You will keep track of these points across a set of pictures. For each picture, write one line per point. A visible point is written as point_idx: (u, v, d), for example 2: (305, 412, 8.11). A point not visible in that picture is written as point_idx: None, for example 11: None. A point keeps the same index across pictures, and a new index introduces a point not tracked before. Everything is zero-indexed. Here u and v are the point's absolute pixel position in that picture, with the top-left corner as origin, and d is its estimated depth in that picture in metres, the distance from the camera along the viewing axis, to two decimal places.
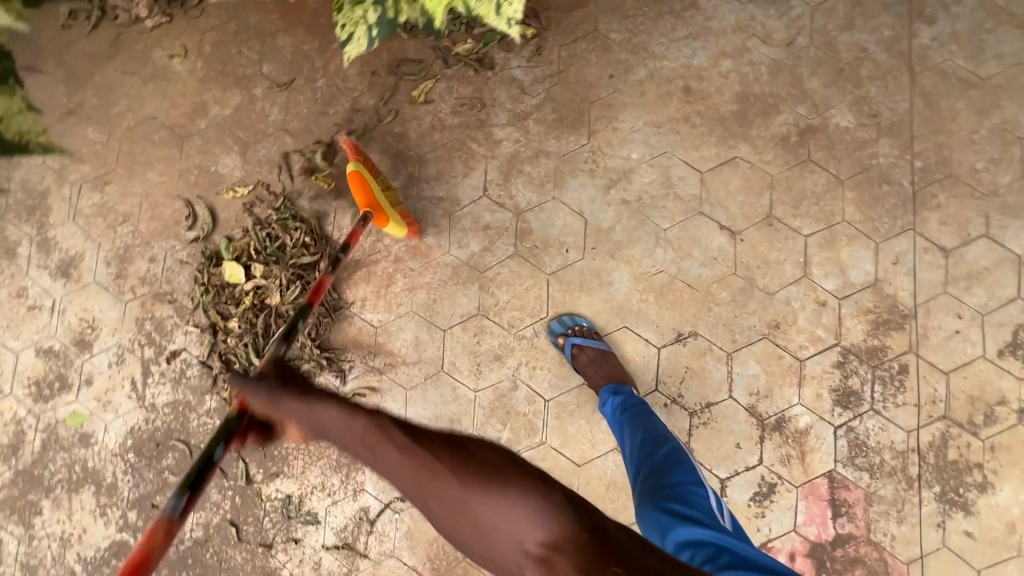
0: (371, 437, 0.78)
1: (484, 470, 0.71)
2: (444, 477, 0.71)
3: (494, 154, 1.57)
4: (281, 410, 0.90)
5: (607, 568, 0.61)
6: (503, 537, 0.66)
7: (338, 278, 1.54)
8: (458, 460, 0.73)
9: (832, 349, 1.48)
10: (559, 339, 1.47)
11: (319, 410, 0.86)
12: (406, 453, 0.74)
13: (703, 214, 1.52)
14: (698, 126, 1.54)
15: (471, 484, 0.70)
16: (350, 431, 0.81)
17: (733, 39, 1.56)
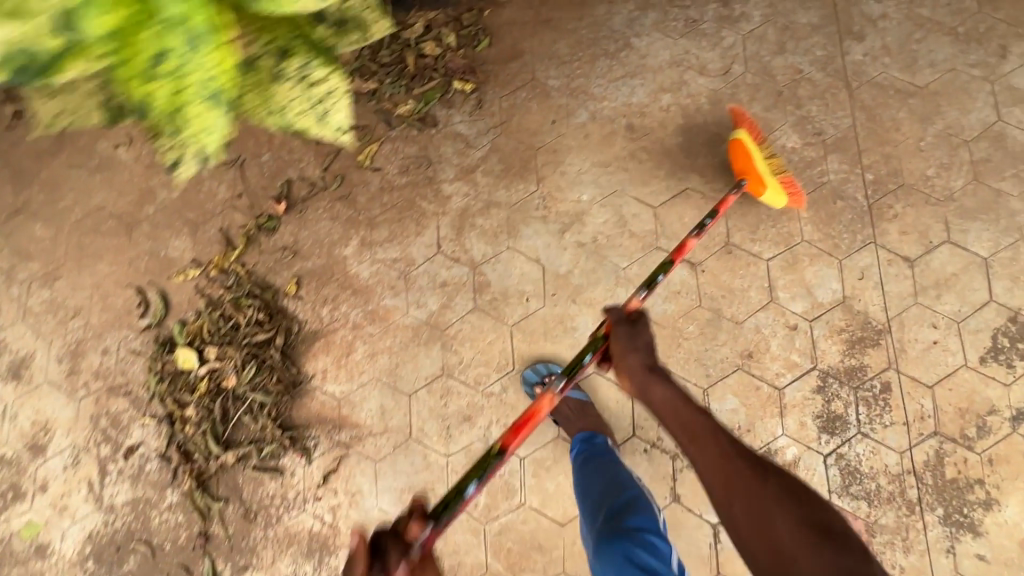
0: (695, 430, 0.86)
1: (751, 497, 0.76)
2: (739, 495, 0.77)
3: (445, 210, 1.55)
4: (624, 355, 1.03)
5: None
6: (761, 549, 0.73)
7: (296, 352, 1.49)
8: (737, 480, 0.78)
9: (810, 373, 1.43)
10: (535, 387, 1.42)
11: (659, 386, 0.95)
12: (729, 459, 0.80)
13: (661, 249, 1.49)
14: (645, 162, 1.53)
15: (782, 518, 0.72)
16: (676, 415, 0.90)
17: (670, 74, 1.57)
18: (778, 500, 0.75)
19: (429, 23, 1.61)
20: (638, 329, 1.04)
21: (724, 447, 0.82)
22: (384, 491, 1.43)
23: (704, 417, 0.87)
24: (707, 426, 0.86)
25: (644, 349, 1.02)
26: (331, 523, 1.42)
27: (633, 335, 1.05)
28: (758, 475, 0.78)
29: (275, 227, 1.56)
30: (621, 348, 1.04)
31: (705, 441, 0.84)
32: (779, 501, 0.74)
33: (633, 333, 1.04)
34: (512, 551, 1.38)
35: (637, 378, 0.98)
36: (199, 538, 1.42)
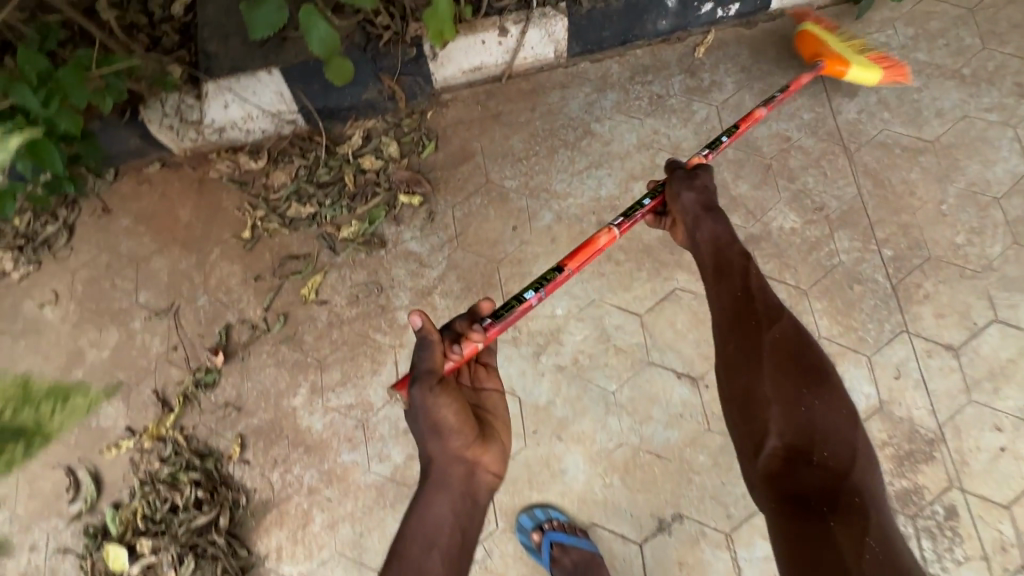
0: (738, 271, 0.95)
1: (790, 361, 0.87)
2: (759, 330, 0.89)
3: (402, 341, 1.36)
4: (676, 199, 1.03)
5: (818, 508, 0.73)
6: (752, 404, 0.85)
7: (245, 529, 1.29)
8: (781, 344, 0.88)
9: None
10: (532, 536, 1.19)
11: (714, 224, 1.00)
12: (745, 301, 0.92)
13: (654, 364, 1.28)
14: (624, 263, 1.34)
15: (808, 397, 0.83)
16: (719, 250, 0.98)
17: (640, 159, 1.39)
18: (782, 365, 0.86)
19: (368, 134, 1.47)
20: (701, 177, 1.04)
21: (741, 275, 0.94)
22: None
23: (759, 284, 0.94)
24: (738, 259, 0.96)
25: (701, 190, 1.03)
26: None
27: (699, 198, 1.02)
28: (786, 347, 0.88)
29: (216, 381, 1.38)
30: (676, 196, 1.04)
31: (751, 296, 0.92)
32: (780, 361, 0.86)
33: (689, 181, 1.04)
34: None
35: (689, 213, 1.01)
36: None
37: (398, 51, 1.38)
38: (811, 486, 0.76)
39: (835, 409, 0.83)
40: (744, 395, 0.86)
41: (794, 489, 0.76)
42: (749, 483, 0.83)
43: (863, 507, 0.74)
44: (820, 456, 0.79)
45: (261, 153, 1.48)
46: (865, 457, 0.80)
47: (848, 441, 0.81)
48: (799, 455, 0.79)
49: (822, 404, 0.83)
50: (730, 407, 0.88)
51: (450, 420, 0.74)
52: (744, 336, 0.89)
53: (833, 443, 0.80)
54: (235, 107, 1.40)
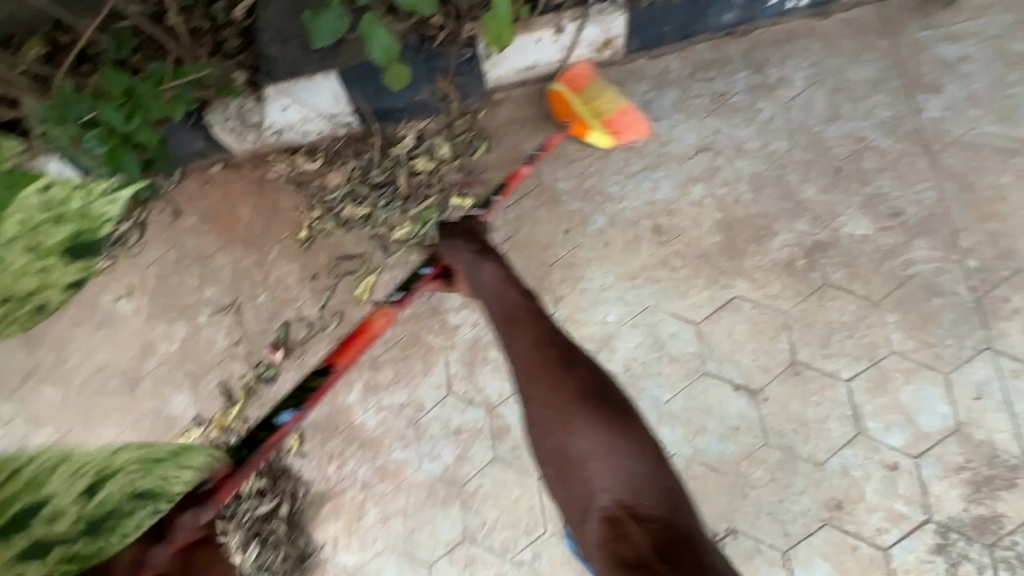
0: (517, 317, 0.99)
1: (592, 400, 0.90)
2: (558, 381, 0.91)
3: (453, 343, 1.37)
4: (451, 252, 1.11)
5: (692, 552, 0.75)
6: (582, 485, 0.85)
7: (304, 519, 1.35)
8: (584, 389, 0.91)
9: (924, 528, 1.12)
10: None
11: (481, 270, 1.06)
12: (549, 360, 0.93)
13: (710, 374, 1.24)
14: (680, 269, 1.30)
15: (614, 458, 0.85)
16: (500, 299, 1.02)
17: (699, 160, 1.34)
18: (608, 428, 0.87)
19: (420, 136, 1.47)
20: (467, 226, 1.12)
21: (537, 334, 0.96)
22: None
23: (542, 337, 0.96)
24: (524, 309, 1.00)
25: (485, 258, 1.07)
26: None
27: (454, 246, 1.10)
28: (582, 390, 0.90)
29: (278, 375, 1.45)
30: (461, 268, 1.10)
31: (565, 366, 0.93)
32: (587, 405, 0.89)
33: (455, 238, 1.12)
34: None
35: (467, 258, 1.09)
36: None
37: (451, 52, 1.36)
38: (644, 546, 0.75)
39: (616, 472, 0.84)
40: (568, 459, 0.87)
41: (629, 554, 0.75)
42: (587, 545, 0.84)
43: (695, 552, 0.76)
44: (643, 510, 0.80)
45: (318, 155, 1.51)
46: (679, 496, 0.85)
47: (664, 492, 0.84)
48: (623, 512, 0.80)
49: (638, 463, 0.85)
50: (553, 471, 0.89)
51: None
52: (545, 392, 0.91)
53: (642, 490, 0.83)
54: (294, 110, 1.43)
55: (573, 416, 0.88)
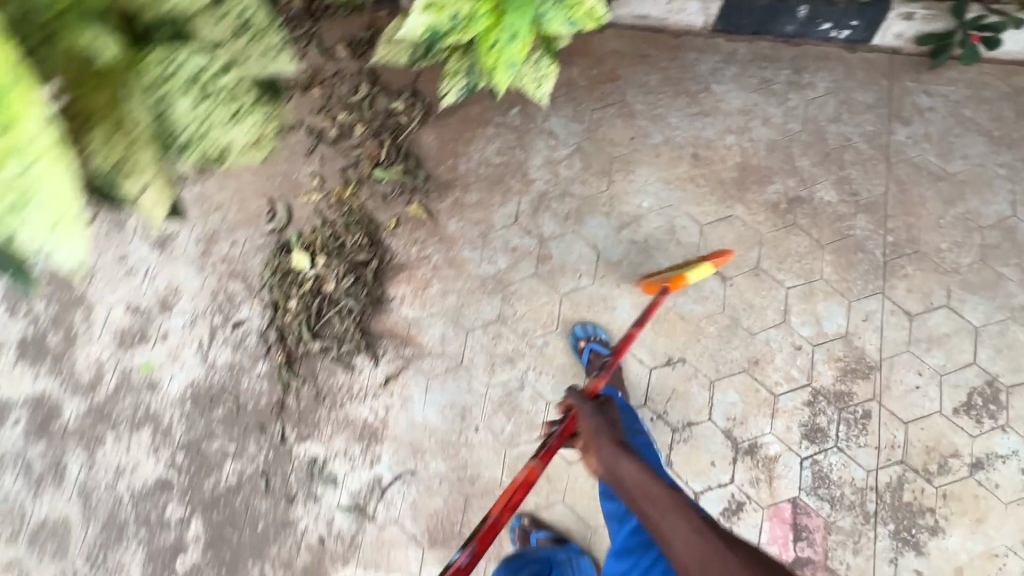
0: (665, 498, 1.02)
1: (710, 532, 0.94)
2: (690, 521, 0.97)
3: (528, 189, 1.86)
4: (590, 428, 1.21)
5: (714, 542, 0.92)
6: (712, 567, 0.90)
7: (385, 276, 1.82)
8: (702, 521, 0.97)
9: (804, 388, 1.68)
10: (580, 342, 1.71)
11: (616, 456, 1.12)
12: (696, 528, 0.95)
13: (699, 259, 1.78)
14: (702, 187, 1.83)
15: (695, 535, 0.94)
16: (642, 483, 1.06)
17: (738, 119, 1.87)
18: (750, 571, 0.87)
19: None
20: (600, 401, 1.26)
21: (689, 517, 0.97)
22: (431, 402, 1.73)
23: (664, 488, 1.04)
24: (675, 499, 1.02)
25: (606, 428, 1.19)
26: (383, 417, 1.73)
27: (595, 409, 1.25)
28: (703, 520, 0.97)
29: (371, 171, 1.89)
30: (595, 429, 1.20)
31: (665, 511, 1.00)
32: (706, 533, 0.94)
33: (602, 419, 1.22)
34: None
35: (607, 453, 1.14)
36: (277, 404, 1.75)
37: None
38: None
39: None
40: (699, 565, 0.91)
41: None
42: None
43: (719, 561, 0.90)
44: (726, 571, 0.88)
45: None
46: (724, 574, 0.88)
47: (730, 554, 0.90)
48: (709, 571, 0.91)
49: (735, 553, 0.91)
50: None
51: (634, 473, 1.08)
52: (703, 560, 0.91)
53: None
54: None
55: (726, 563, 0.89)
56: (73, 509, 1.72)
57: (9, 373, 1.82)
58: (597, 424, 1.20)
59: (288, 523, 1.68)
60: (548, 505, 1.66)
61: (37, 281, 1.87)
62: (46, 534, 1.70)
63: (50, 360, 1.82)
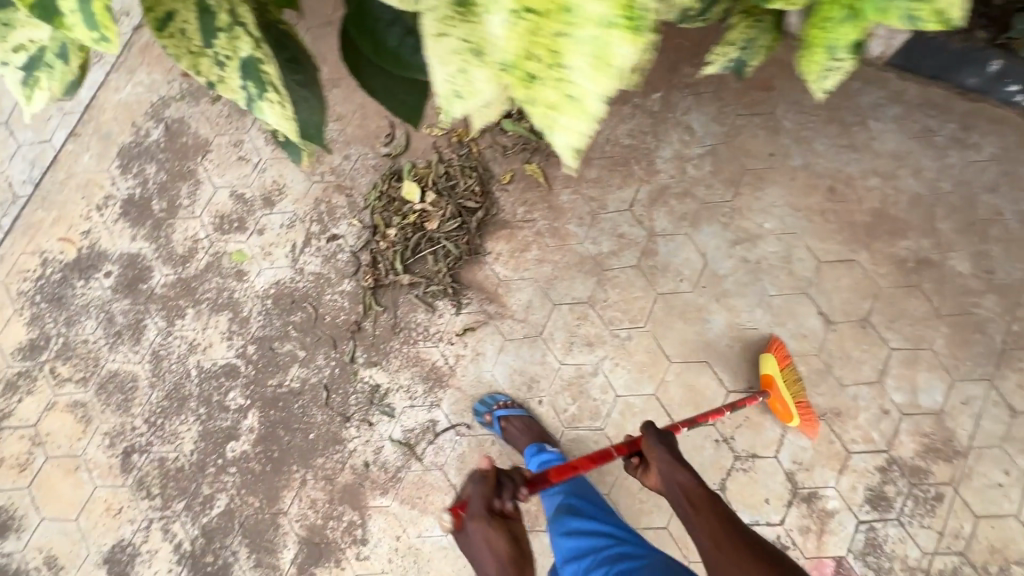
0: (701, 505, 1.12)
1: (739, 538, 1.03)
2: (723, 530, 1.05)
3: (650, 178, 1.80)
4: (648, 449, 1.24)
5: (740, 546, 1.01)
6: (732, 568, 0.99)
7: (486, 228, 1.80)
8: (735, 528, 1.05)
9: (880, 453, 1.62)
10: (486, 416, 1.65)
11: (667, 465, 1.20)
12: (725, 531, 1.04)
13: (808, 295, 1.70)
14: (830, 223, 1.74)
15: (724, 538, 1.03)
16: (687, 491, 1.15)
17: (887, 163, 1.76)
18: (769, 568, 0.96)
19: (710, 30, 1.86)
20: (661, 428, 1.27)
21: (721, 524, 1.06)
22: (502, 364, 1.72)
23: (703, 494, 1.13)
24: (708, 499, 1.13)
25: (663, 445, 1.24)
26: (452, 365, 1.73)
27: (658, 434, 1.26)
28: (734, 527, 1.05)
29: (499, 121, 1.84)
30: (652, 448, 1.24)
31: (701, 509, 1.11)
32: (733, 539, 1.03)
33: (663, 439, 1.26)
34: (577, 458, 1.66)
35: (659, 465, 1.21)
36: (353, 325, 1.76)
37: None
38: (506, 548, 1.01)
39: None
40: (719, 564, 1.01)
41: None
42: None
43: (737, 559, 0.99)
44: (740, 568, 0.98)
45: None
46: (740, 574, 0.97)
47: (752, 557, 0.98)
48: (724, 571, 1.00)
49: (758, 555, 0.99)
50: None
51: (683, 483, 1.17)
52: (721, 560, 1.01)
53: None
54: None
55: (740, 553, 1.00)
56: (142, 370, 1.78)
57: (110, 226, 1.87)
58: (651, 443, 1.24)
59: (338, 439, 1.71)
60: None
61: (156, 147, 1.91)
62: (114, 386, 1.77)
63: (150, 225, 1.86)
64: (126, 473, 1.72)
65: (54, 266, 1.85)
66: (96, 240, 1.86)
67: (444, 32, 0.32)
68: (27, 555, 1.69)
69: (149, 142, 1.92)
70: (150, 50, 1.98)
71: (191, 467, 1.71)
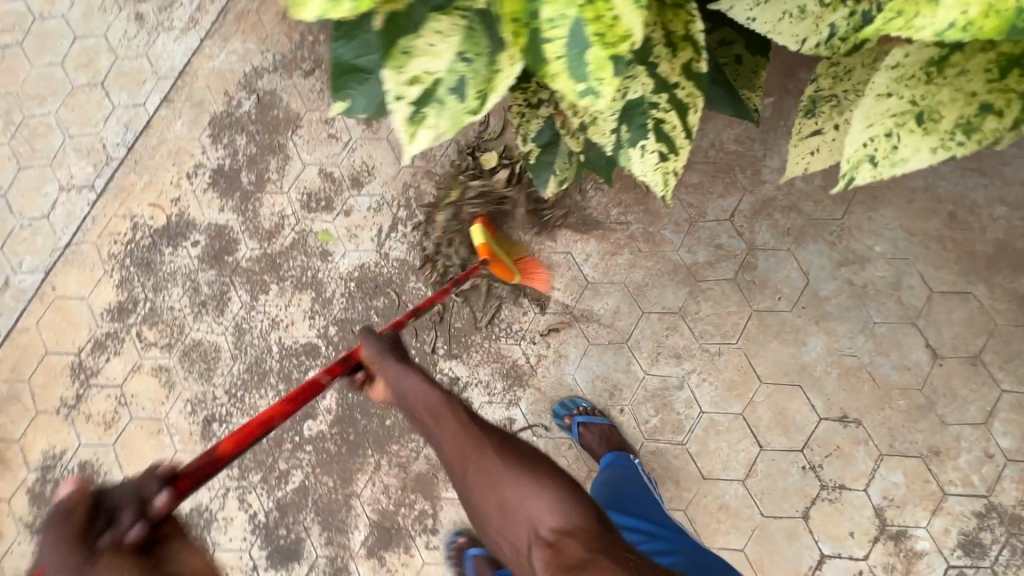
0: (435, 407, 1.04)
1: (520, 457, 0.99)
2: (489, 455, 0.99)
3: (754, 188, 1.70)
4: (374, 360, 1.10)
5: (535, 475, 0.97)
6: (526, 514, 0.93)
7: (577, 228, 1.74)
8: (512, 447, 1.01)
9: (979, 498, 1.54)
10: (565, 419, 1.62)
11: (401, 374, 1.07)
12: (500, 456, 0.99)
13: (916, 326, 1.61)
14: (948, 251, 1.63)
15: (507, 468, 0.97)
16: (420, 395, 1.05)
17: (1019, 190, 1.62)
18: (508, 466, 0.97)
19: None
20: (388, 336, 1.14)
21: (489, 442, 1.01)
22: (584, 368, 1.68)
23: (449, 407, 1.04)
24: (443, 403, 1.05)
25: (406, 364, 1.09)
26: (533, 364, 1.70)
27: (375, 337, 1.13)
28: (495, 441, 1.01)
29: None
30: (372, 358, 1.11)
31: (440, 418, 1.03)
32: (518, 464, 0.98)
33: (384, 348, 1.11)
34: (655, 470, 1.63)
35: (389, 371, 1.08)
36: (436, 315, 1.75)
37: None
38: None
39: (566, 515, 0.92)
40: (505, 505, 0.95)
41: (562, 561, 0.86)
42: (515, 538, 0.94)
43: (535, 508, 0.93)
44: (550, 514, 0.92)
45: None
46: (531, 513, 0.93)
47: (546, 487, 0.95)
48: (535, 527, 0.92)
49: (558, 483, 0.96)
50: (497, 520, 0.97)
51: (418, 392, 1.05)
52: (487, 492, 0.97)
53: (513, 516, 0.94)
54: None
55: (487, 458, 0.98)
56: (225, 341, 1.79)
57: (199, 196, 1.87)
58: (375, 351, 1.10)
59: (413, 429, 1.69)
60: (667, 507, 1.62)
61: (247, 118, 1.89)
62: (197, 354, 1.79)
63: (238, 197, 1.86)
64: (206, 441, 1.76)
65: (144, 231, 1.86)
66: (184, 208, 1.86)
67: (894, 94, 0.50)
68: None
69: (240, 113, 1.89)
70: (244, 17, 1.94)
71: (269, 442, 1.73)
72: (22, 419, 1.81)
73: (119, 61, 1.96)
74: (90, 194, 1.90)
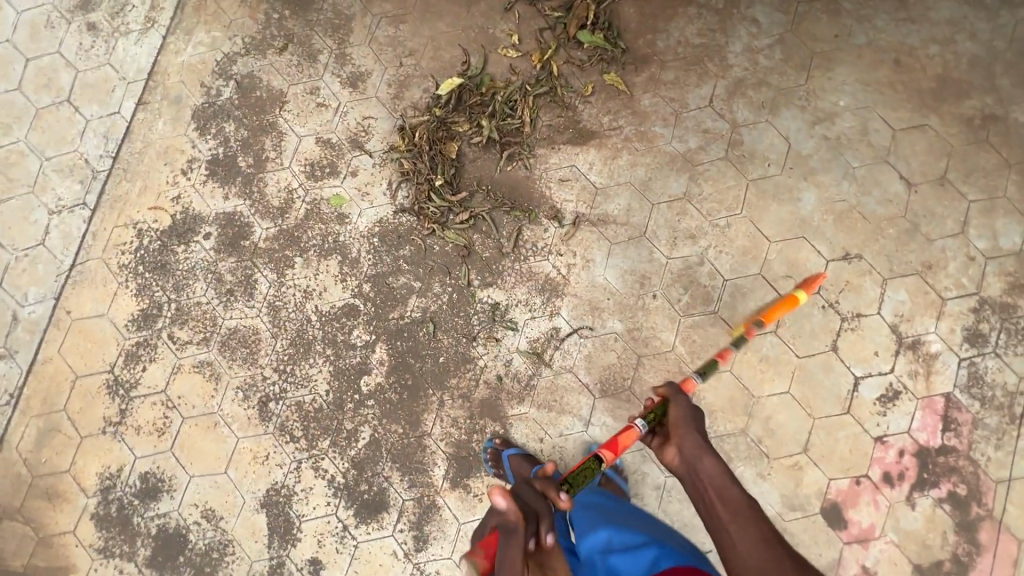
0: (733, 496, 0.98)
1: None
2: (783, 565, 0.87)
3: (724, 73, 1.87)
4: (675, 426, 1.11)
5: None
6: None
7: (576, 141, 1.85)
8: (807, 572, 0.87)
9: (971, 296, 1.75)
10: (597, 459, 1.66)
11: (702, 450, 1.04)
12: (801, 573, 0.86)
13: (888, 163, 1.81)
14: (899, 93, 1.84)
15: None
16: (720, 482, 1.00)
17: (944, 30, 1.85)
18: None
19: None
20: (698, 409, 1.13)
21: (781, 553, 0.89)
22: (612, 267, 1.80)
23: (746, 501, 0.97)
24: (740, 496, 0.98)
25: (711, 448, 1.05)
26: (565, 275, 1.80)
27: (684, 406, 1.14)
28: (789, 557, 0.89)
29: (575, 37, 1.87)
30: (678, 423, 1.11)
31: (733, 508, 0.96)
32: None
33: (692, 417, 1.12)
34: (697, 342, 1.75)
35: (690, 446, 1.06)
36: (463, 250, 1.81)
37: None
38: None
39: None
40: None
41: None
42: None
43: None
44: None
45: None
46: None
47: None
48: None
49: None
50: None
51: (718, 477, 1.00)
52: None
53: None
54: None
55: None
56: (262, 322, 1.80)
57: (200, 189, 1.86)
58: (681, 419, 1.11)
59: (468, 358, 1.78)
60: (715, 372, 1.76)
61: (230, 104, 1.89)
62: (236, 341, 1.80)
63: (240, 182, 1.86)
64: (265, 421, 1.77)
65: (151, 235, 1.85)
66: (188, 205, 1.86)
67: None
68: (183, 512, 1.74)
69: (222, 100, 1.90)
70: (205, 8, 1.95)
71: (330, 406, 1.77)
72: (68, 449, 1.77)
73: (82, 74, 1.92)
74: (84, 212, 1.87)
